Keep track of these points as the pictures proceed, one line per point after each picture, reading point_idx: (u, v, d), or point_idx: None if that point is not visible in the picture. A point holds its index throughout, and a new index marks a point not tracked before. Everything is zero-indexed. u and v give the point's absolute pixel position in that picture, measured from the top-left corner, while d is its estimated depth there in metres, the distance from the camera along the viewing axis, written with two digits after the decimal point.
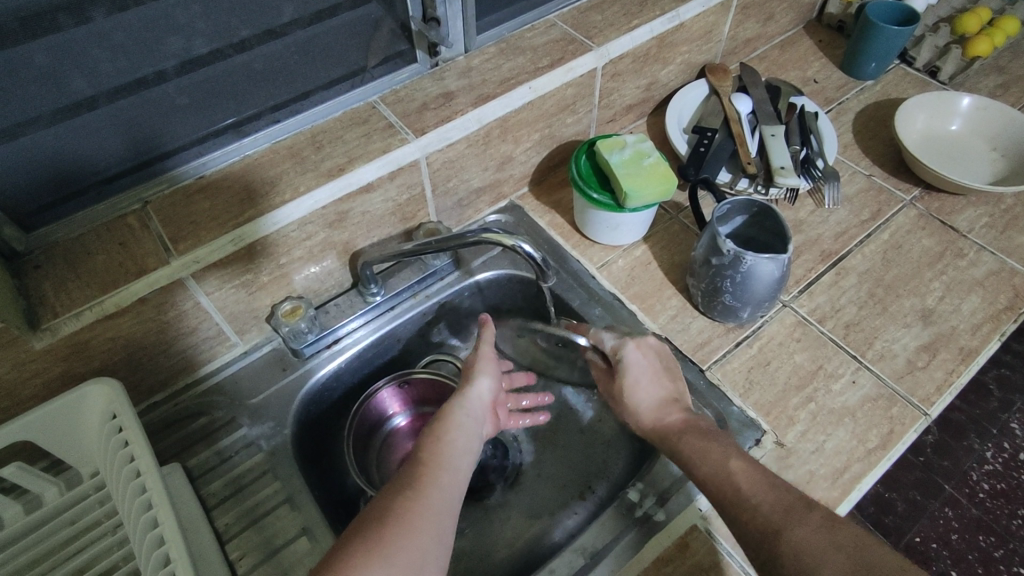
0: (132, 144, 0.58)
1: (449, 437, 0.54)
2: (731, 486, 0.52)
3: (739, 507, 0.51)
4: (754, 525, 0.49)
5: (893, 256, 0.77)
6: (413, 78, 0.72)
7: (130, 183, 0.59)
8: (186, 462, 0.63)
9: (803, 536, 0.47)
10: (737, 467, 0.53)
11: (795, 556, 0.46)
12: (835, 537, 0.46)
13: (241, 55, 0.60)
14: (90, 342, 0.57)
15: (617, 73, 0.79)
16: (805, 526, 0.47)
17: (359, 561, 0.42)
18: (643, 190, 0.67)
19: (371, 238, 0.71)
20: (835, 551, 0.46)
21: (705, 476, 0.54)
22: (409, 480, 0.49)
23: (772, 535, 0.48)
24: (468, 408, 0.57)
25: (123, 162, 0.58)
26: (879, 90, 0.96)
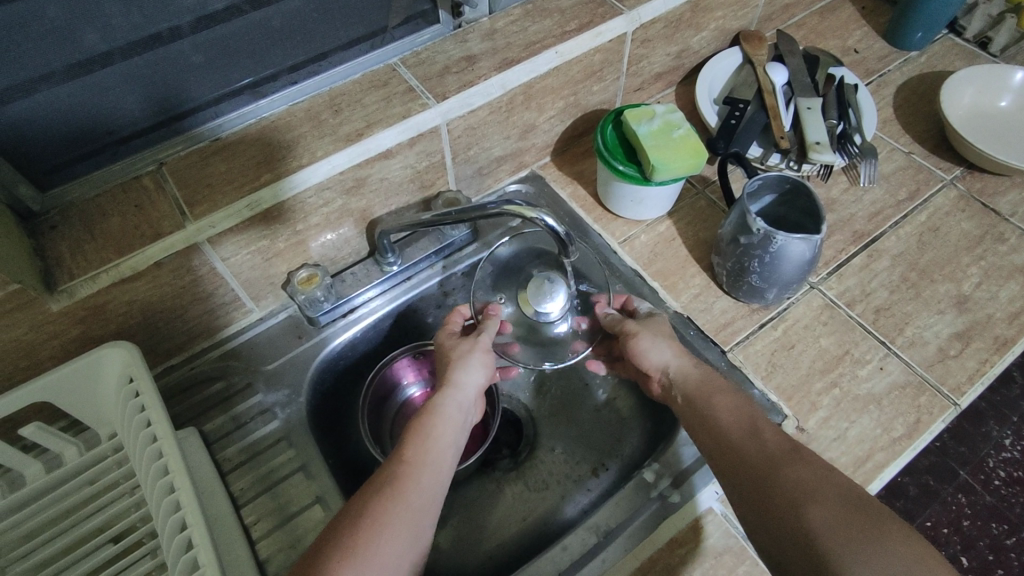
0: (148, 104, 0.57)
1: (437, 430, 0.54)
2: (747, 429, 0.51)
3: (746, 440, 0.50)
4: (757, 458, 0.48)
5: (930, 239, 0.74)
6: (435, 40, 0.69)
7: (146, 143, 0.58)
8: (202, 426, 0.63)
9: (799, 473, 0.45)
10: (732, 419, 0.53)
11: (791, 487, 0.45)
12: (836, 479, 0.45)
13: (258, 12, 0.58)
14: (108, 305, 0.57)
15: (647, 38, 0.76)
16: (806, 465, 0.46)
17: (340, 557, 0.43)
18: (671, 164, 0.65)
19: (388, 206, 0.70)
20: (831, 488, 0.44)
21: (725, 417, 0.53)
22: (393, 472, 0.50)
23: (771, 466, 0.47)
24: (455, 402, 0.58)
25: (139, 122, 0.57)
26: (924, 62, 0.91)
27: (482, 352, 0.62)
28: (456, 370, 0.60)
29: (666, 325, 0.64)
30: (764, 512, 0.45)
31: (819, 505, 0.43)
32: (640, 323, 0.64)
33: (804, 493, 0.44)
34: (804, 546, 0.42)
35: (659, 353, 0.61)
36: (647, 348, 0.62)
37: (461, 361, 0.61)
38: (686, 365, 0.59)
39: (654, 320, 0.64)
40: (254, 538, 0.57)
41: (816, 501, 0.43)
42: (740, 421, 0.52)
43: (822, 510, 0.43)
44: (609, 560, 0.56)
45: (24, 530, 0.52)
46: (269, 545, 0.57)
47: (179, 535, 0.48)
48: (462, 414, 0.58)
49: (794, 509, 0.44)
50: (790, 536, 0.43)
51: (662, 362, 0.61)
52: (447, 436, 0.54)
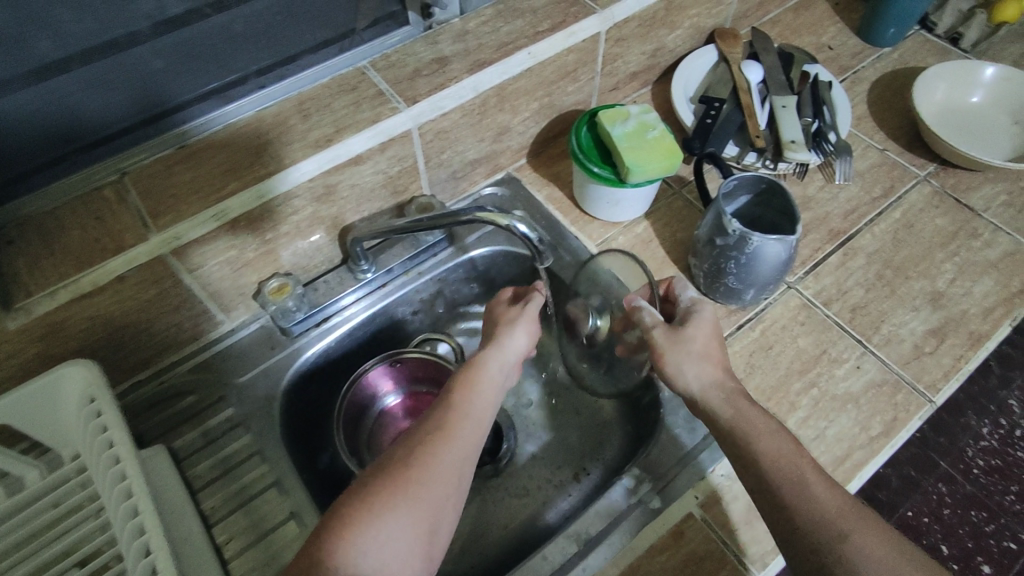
0: (129, 98, 0.56)
1: (480, 384, 0.51)
2: (796, 478, 0.46)
3: (803, 500, 0.45)
4: (819, 524, 0.44)
5: (905, 236, 0.74)
6: (405, 42, 0.67)
7: (133, 140, 0.57)
8: (172, 443, 0.62)
9: (867, 546, 0.42)
10: (778, 456, 0.47)
11: (857, 562, 0.42)
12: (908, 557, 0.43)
13: (219, 15, 0.58)
14: (67, 322, 0.55)
15: (621, 37, 0.75)
16: (874, 534, 0.43)
17: (380, 497, 0.41)
18: (647, 165, 0.64)
19: (361, 212, 0.69)
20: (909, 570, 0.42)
21: (774, 463, 0.47)
22: (438, 425, 0.47)
23: (842, 542, 0.43)
24: (502, 358, 0.54)
25: (116, 121, 0.56)
26: (897, 58, 0.91)
27: (531, 321, 0.58)
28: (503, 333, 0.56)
29: (699, 334, 0.55)
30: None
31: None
32: (668, 338, 0.55)
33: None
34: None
35: (687, 377, 0.53)
36: (674, 371, 0.54)
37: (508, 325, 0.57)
38: (715, 394, 0.52)
39: (681, 330, 0.55)
40: (226, 557, 0.56)
41: None
42: (793, 473, 0.46)
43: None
44: (590, 569, 0.56)
45: None
46: (241, 565, 0.55)
47: (142, 562, 0.46)
48: (507, 372, 0.55)
49: None
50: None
51: (687, 387, 0.53)
52: (490, 392, 0.51)
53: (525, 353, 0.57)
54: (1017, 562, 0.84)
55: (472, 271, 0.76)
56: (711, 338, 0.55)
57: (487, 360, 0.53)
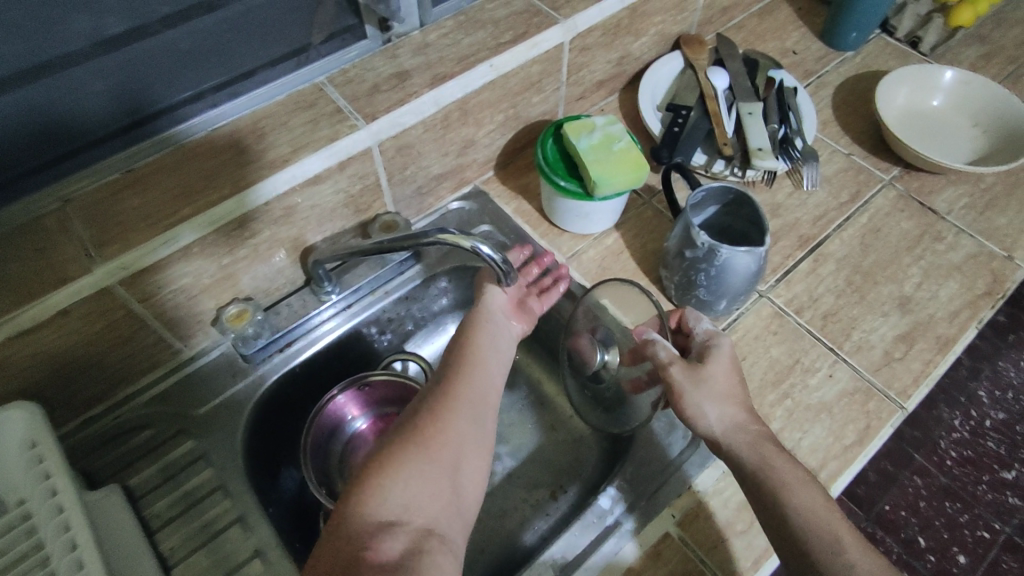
0: (90, 109, 0.53)
1: (478, 336, 0.52)
2: (829, 536, 0.45)
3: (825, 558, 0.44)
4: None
5: (872, 241, 0.75)
6: (363, 56, 0.65)
7: (109, 151, 0.55)
8: (128, 481, 0.59)
9: None
10: (809, 511, 0.46)
11: None
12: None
13: (168, 32, 0.55)
14: (8, 360, 0.51)
15: (586, 47, 0.74)
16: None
17: (398, 446, 0.41)
18: (613, 178, 0.63)
19: (323, 232, 0.66)
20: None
21: (799, 513, 0.46)
22: (437, 378, 0.48)
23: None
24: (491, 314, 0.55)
25: (104, 127, 0.55)
26: (860, 62, 0.92)
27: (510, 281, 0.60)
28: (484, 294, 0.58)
29: (718, 371, 0.53)
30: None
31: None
32: (687, 376, 0.53)
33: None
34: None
35: (707, 419, 0.51)
36: (693, 412, 0.52)
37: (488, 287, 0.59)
38: (737, 436, 0.50)
39: (701, 368, 0.53)
40: None
41: None
42: (816, 526, 0.45)
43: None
44: None
45: None
46: None
47: None
48: (502, 324, 0.55)
49: None
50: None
51: (707, 430, 0.51)
52: (488, 340, 0.52)
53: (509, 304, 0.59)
54: (991, 551, 0.82)
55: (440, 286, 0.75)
56: (732, 376, 0.54)
57: (480, 319, 0.55)
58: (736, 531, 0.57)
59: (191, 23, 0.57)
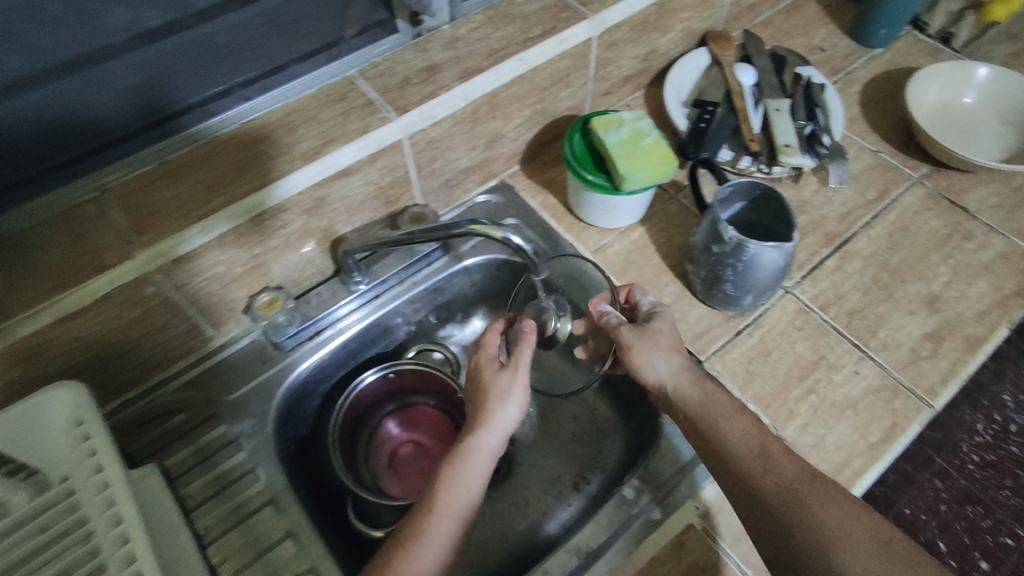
0: (117, 97, 0.54)
1: (459, 479, 0.51)
2: (758, 455, 0.51)
3: (760, 472, 0.51)
4: (773, 493, 0.49)
5: (900, 238, 0.74)
6: (394, 50, 0.66)
7: (136, 147, 0.56)
8: (164, 462, 0.61)
9: (824, 510, 0.48)
10: (740, 434, 0.53)
11: (819, 529, 0.47)
12: (859, 520, 0.47)
13: (202, 26, 0.58)
14: (50, 344, 0.53)
15: (614, 42, 0.74)
16: (826, 499, 0.49)
17: None
18: (641, 173, 0.63)
19: (353, 223, 0.68)
20: (861, 530, 0.47)
21: (735, 441, 0.53)
22: (398, 533, 0.49)
23: (800, 511, 0.48)
24: (485, 445, 0.53)
25: (134, 123, 0.56)
26: (889, 59, 0.91)
27: (522, 385, 0.55)
28: (492, 401, 0.55)
29: (663, 327, 0.59)
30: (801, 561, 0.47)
31: (852, 554, 0.46)
32: (635, 332, 0.59)
33: (835, 540, 0.46)
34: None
35: (655, 369, 0.57)
36: (643, 364, 0.58)
37: (499, 390, 0.55)
38: (683, 382, 0.56)
39: (646, 325, 0.59)
40: None
41: (848, 544, 0.46)
42: (745, 450, 0.52)
43: (858, 560, 0.45)
44: None
45: None
46: None
47: None
48: (492, 454, 0.53)
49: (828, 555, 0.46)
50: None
51: (657, 378, 0.57)
52: (467, 489, 0.51)
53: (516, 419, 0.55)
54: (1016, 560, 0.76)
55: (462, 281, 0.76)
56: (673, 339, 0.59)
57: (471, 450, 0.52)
58: None
59: (225, 17, 0.59)
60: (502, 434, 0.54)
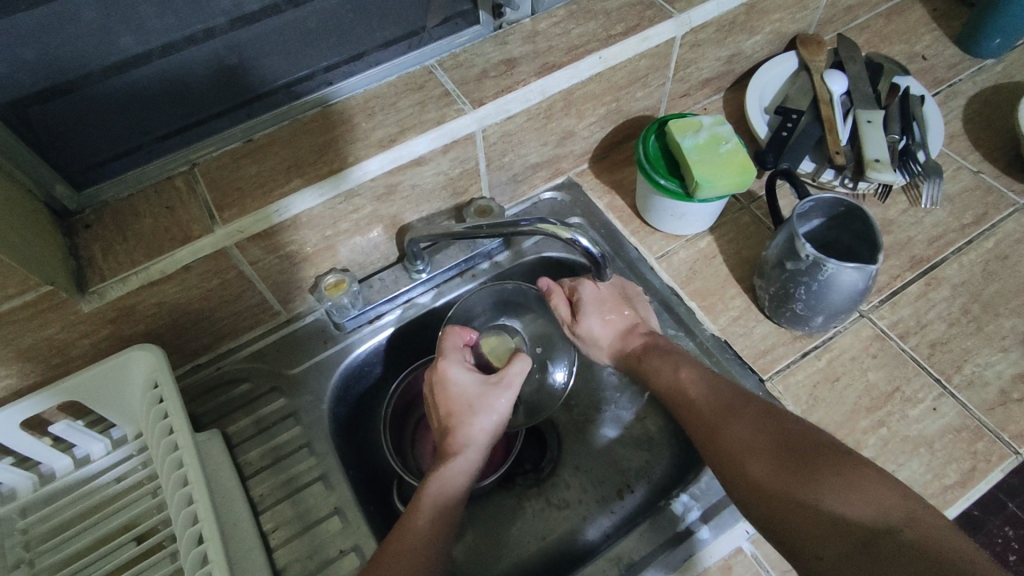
0: (212, 74, 0.56)
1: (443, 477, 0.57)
2: (689, 396, 0.57)
3: (690, 413, 0.57)
4: (699, 430, 0.55)
5: (997, 267, 0.69)
6: (474, 41, 0.66)
7: (231, 123, 0.59)
8: (226, 428, 0.64)
9: (736, 430, 0.53)
10: (685, 376, 0.59)
11: (732, 448, 0.52)
12: (769, 433, 0.51)
13: (294, 11, 0.57)
14: (137, 306, 0.56)
15: (697, 42, 0.72)
16: (741, 420, 0.53)
17: None
18: (717, 181, 0.61)
19: (420, 213, 0.68)
20: (770, 439, 0.51)
21: (668, 389, 0.59)
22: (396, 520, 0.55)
23: (711, 438, 0.54)
24: (466, 453, 0.59)
25: (226, 101, 0.58)
26: (1001, 71, 0.84)
27: (504, 403, 0.62)
28: (474, 416, 0.61)
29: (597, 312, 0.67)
30: (722, 474, 0.51)
31: (757, 461, 0.50)
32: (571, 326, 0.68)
33: (745, 452, 0.51)
34: (748, 497, 0.49)
35: (598, 352, 0.69)
36: (590, 346, 0.69)
37: (482, 404, 0.62)
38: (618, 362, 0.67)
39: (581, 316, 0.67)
40: (272, 545, 0.57)
41: (755, 457, 0.50)
42: (676, 388, 0.59)
43: (763, 465, 0.49)
44: None
45: (65, 515, 0.56)
46: (287, 554, 0.57)
47: (195, 549, 0.49)
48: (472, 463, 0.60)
49: (740, 468, 0.50)
50: (743, 495, 0.49)
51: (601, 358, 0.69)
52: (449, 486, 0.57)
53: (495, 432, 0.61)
54: None
55: (480, 306, 0.71)
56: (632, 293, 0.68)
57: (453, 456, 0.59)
58: None
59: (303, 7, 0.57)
60: (481, 448, 0.60)
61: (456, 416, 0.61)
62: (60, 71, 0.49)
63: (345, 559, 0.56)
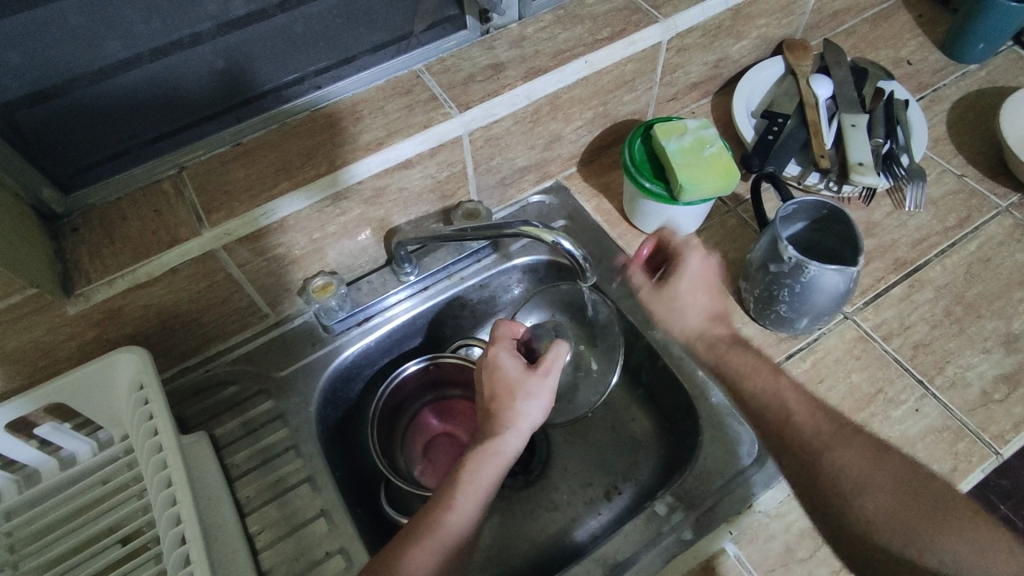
0: (199, 79, 0.56)
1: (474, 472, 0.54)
2: (785, 406, 0.52)
3: (785, 422, 0.51)
4: (801, 441, 0.50)
5: (979, 270, 0.69)
6: (461, 46, 0.67)
7: (219, 127, 0.60)
8: (214, 431, 0.64)
9: (849, 458, 0.48)
10: (784, 386, 0.53)
11: (844, 476, 0.48)
12: (887, 470, 0.48)
13: (284, 16, 0.58)
14: (124, 309, 0.56)
15: (684, 47, 0.72)
16: (854, 448, 0.49)
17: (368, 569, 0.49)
18: (700, 184, 0.62)
19: (408, 216, 0.69)
20: (886, 474, 0.48)
21: (758, 393, 0.53)
22: (424, 509, 0.53)
23: (817, 453, 0.49)
24: (500, 444, 0.56)
25: (214, 105, 0.59)
26: (984, 76, 0.85)
27: (545, 388, 0.57)
28: (516, 401, 0.56)
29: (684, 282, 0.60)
30: (829, 500, 0.48)
31: (874, 497, 0.47)
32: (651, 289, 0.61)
33: (858, 485, 0.48)
34: (858, 533, 0.47)
35: (680, 324, 0.60)
36: (669, 318, 0.61)
37: (524, 389, 0.57)
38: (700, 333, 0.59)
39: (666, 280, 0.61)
40: (258, 547, 0.57)
41: (870, 491, 0.47)
42: (772, 397, 0.52)
43: (883, 503, 0.47)
44: None
45: (51, 519, 0.55)
46: (273, 556, 0.57)
47: (178, 550, 0.49)
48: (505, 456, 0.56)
49: (852, 498, 0.47)
50: (853, 531, 0.47)
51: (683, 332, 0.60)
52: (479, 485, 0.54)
53: (535, 420, 0.57)
54: None
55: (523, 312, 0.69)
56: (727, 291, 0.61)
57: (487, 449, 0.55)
58: (797, 558, 0.55)
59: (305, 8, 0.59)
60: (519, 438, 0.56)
61: (497, 401, 0.57)
62: (47, 75, 0.49)
63: (331, 561, 0.56)
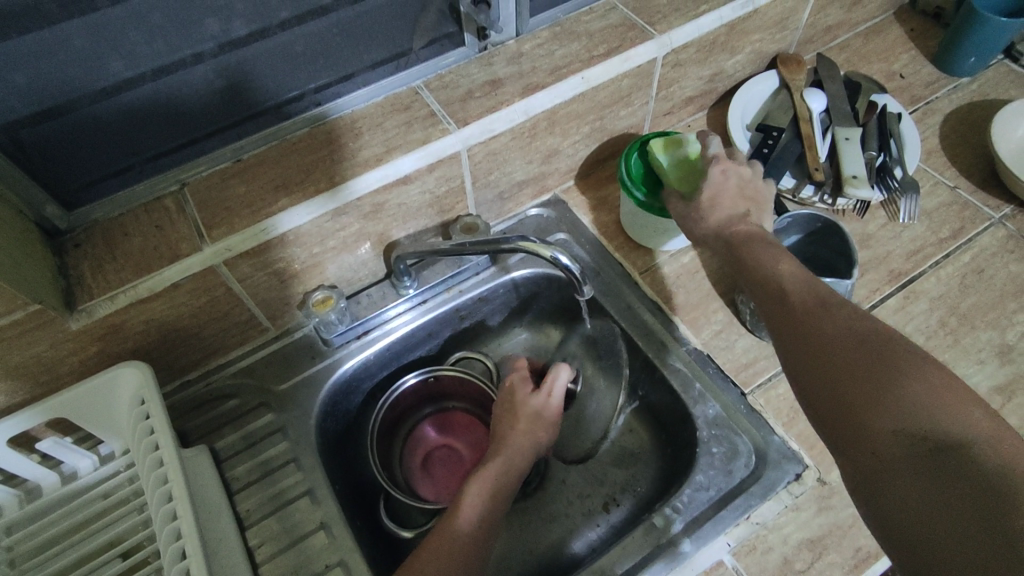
0: (200, 97, 0.57)
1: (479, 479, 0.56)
2: (777, 288, 0.52)
3: (774, 297, 0.52)
4: (784, 311, 0.50)
5: (973, 281, 0.70)
6: (460, 63, 0.68)
7: (223, 142, 0.61)
8: (214, 444, 0.64)
9: (826, 324, 0.46)
10: (784, 269, 0.53)
11: (818, 340, 0.46)
12: (862, 332, 0.45)
13: (285, 34, 0.58)
14: (125, 324, 0.57)
15: (679, 62, 0.73)
16: (829, 316, 0.47)
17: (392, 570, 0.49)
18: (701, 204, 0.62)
19: (407, 230, 0.70)
20: (854, 335, 0.45)
21: (760, 273, 0.54)
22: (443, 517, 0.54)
23: (798, 320, 0.48)
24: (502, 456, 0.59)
25: (216, 121, 0.60)
26: (975, 89, 0.86)
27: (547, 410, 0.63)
28: (516, 422, 0.63)
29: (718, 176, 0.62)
30: (801, 365, 0.46)
31: (838, 355, 0.44)
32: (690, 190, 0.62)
33: (831, 347, 0.45)
34: (827, 397, 0.44)
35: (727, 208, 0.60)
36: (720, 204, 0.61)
37: (526, 413, 0.63)
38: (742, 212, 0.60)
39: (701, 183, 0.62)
40: (258, 561, 0.57)
41: (834, 350, 0.45)
42: (769, 277, 0.53)
43: (845, 362, 0.44)
44: None
45: (52, 534, 0.56)
46: (273, 570, 0.57)
47: (178, 564, 0.49)
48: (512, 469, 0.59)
49: (819, 357, 0.45)
50: (818, 397, 0.45)
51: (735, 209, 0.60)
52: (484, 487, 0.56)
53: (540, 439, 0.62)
54: None
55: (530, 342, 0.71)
56: (759, 197, 0.62)
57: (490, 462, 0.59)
58: (795, 570, 0.55)
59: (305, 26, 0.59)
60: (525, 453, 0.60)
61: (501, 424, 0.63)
62: (52, 95, 0.50)
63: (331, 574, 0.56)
